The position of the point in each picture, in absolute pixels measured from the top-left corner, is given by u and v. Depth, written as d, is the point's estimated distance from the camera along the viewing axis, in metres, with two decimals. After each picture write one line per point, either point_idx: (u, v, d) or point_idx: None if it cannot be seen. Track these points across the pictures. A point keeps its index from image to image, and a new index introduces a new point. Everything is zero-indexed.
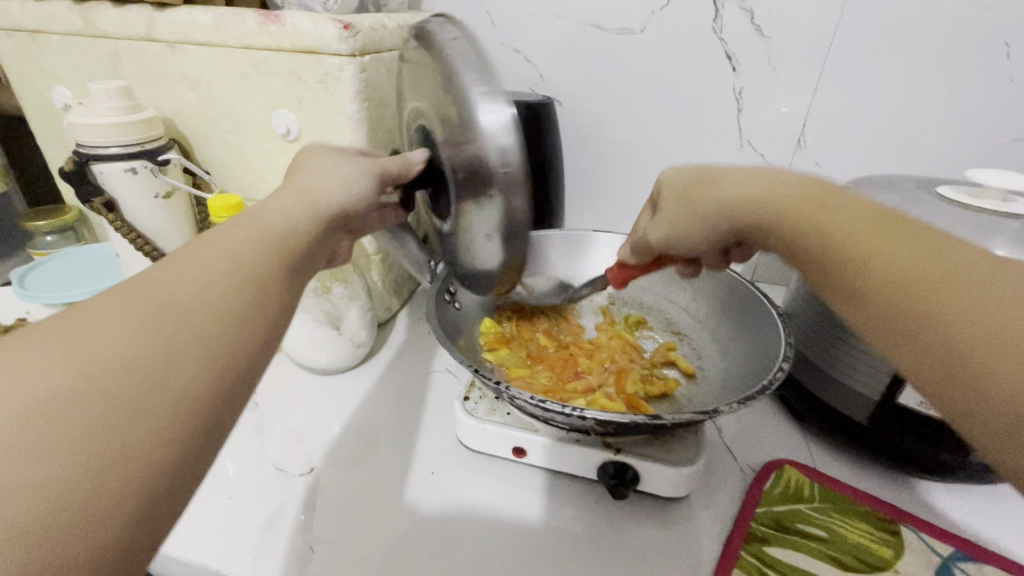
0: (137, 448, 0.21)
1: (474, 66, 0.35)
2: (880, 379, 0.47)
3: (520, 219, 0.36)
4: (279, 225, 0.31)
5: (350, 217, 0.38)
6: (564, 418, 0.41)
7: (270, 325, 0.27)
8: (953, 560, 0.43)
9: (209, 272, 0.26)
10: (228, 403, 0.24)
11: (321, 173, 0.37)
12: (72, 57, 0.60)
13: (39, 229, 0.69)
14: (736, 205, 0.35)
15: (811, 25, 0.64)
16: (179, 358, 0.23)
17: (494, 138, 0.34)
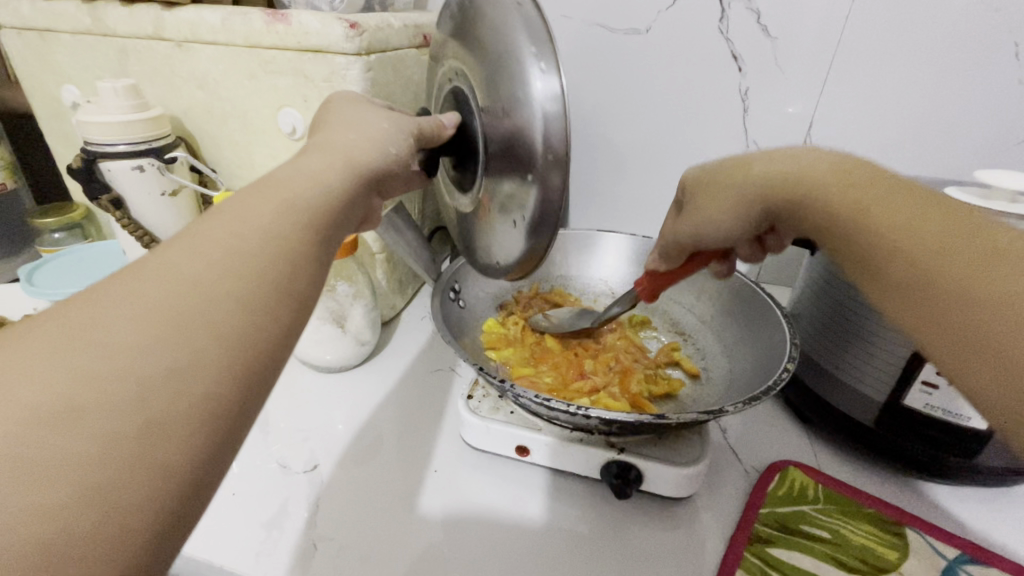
0: (150, 450, 0.19)
1: (536, 38, 0.35)
2: (887, 380, 0.47)
3: (554, 200, 0.37)
4: (307, 191, 0.28)
5: (384, 180, 0.35)
6: (568, 417, 0.41)
7: (291, 311, 0.24)
8: (959, 563, 0.43)
9: (228, 253, 0.23)
10: (256, 398, 0.23)
11: (354, 130, 0.35)
12: (81, 56, 0.60)
13: (47, 226, 0.69)
14: (771, 185, 0.36)
15: (818, 25, 0.64)
16: (200, 355, 0.21)
17: (544, 115, 0.35)
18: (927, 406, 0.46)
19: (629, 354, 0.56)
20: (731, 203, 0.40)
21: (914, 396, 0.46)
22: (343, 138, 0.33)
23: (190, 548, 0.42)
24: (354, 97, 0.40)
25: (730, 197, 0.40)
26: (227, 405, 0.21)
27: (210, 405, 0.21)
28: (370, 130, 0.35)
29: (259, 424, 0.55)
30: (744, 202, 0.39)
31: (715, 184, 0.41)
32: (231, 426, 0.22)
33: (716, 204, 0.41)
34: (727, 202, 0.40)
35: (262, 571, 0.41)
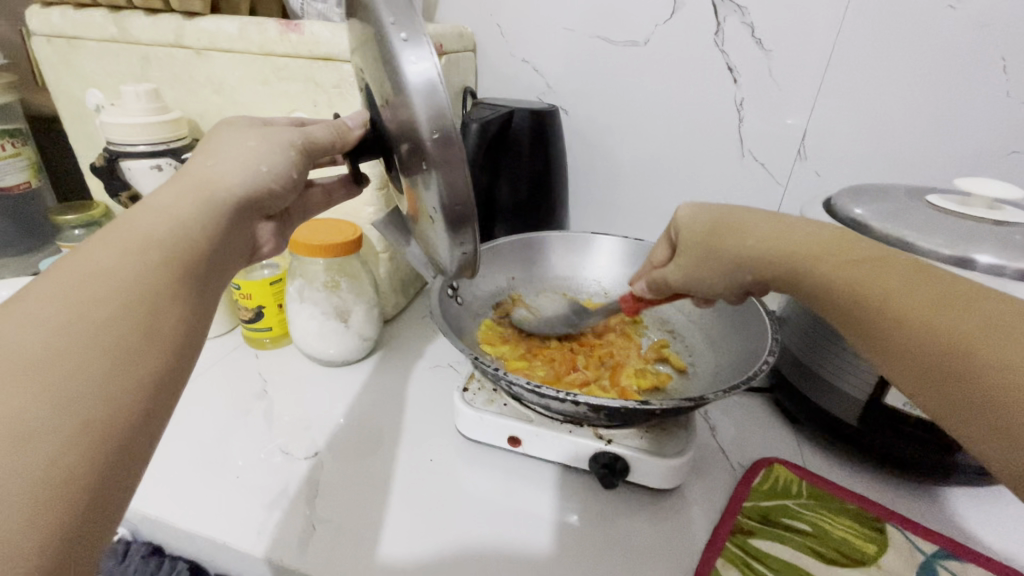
0: (64, 459, 0.22)
1: (402, 14, 0.33)
2: (868, 377, 0.49)
3: (461, 190, 0.35)
4: (164, 227, 0.29)
5: (261, 200, 0.38)
6: (558, 404, 0.43)
7: (189, 319, 0.28)
8: (936, 558, 0.44)
9: (71, 309, 0.24)
10: (140, 427, 0.25)
11: (222, 157, 0.37)
12: (105, 62, 0.64)
13: (68, 222, 0.72)
14: (767, 253, 0.38)
15: (810, 39, 0.66)
16: (44, 416, 0.22)
17: (427, 98, 0.33)
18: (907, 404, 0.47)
19: (620, 351, 0.58)
20: (728, 261, 0.40)
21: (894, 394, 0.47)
22: (203, 169, 0.36)
23: (197, 525, 0.44)
24: (239, 121, 0.43)
25: (724, 264, 0.40)
26: (90, 457, 0.22)
27: (65, 463, 0.22)
28: (241, 154, 0.38)
29: (263, 414, 0.57)
30: (737, 269, 0.40)
31: (700, 251, 0.42)
32: (114, 461, 0.23)
33: (709, 268, 0.42)
34: (722, 269, 0.41)
35: (264, 548, 0.43)
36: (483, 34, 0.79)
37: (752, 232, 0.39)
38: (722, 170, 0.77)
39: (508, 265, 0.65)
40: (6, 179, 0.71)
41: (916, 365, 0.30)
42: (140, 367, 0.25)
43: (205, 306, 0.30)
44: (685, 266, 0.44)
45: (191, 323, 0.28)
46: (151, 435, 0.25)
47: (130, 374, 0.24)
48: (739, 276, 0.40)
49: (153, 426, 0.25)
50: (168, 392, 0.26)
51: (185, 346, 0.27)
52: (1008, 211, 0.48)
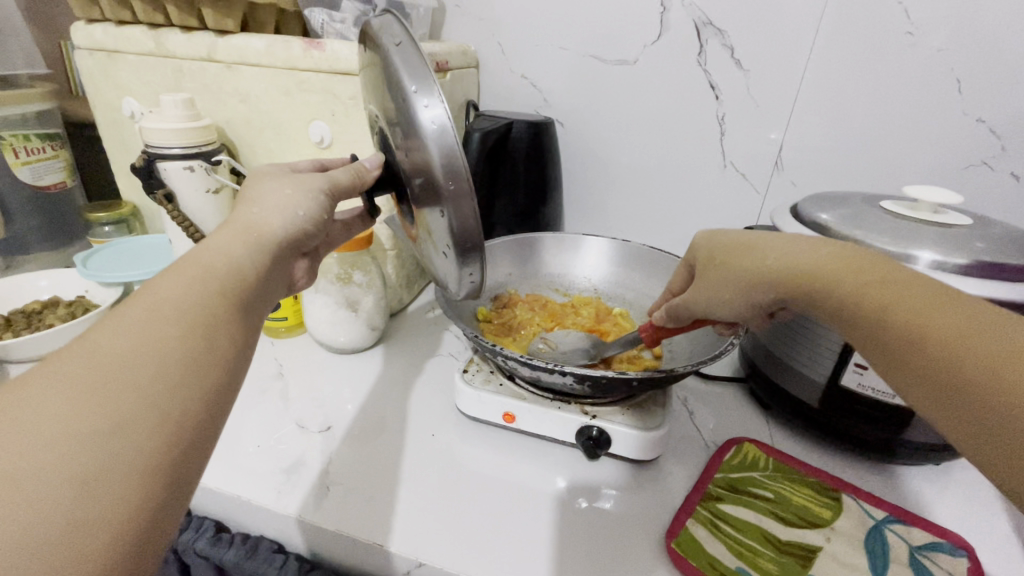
0: (145, 455, 0.25)
1: (416, 70, 0.38)
2: (827, 367, 0.54)
3: (471, 222, 0.40)
4: (222, 261, 0.34)
5: (297, 242, 0.41)
6: (548, 376, 0.49)
7: (244, 338, 0.32)
8: (885, 523, 0.49)
9: (153, 324, 0.28)
10: (206, 431, 0.28)
11: (264, 203, 0.40)
12: (142, 73, 0.70)
13: (99, 219, 0.78)
14: (782, 271, 0.39)
15: (784, 60, 0.73)
16: (134, 411, 0.25)
17: (438, 139, 0.37)
18: (861, 386, 0.52)
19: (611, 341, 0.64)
20: (742, 282, 0.42)
21: (847, 376, 0.53)
22: (246, 216, 0.39)
23: (223, 485, 0.50)
24: (271, 168, 0.46)
25: (734, 283, 0.43)
26: (164, 455, 0.26)
27: (146, 457, 0.25)
28: (280, 201, 0.41)
29: (280, 393, 0.63)
30: (746, 286, 0.41)
31: (714, 272, 0.45)
32: (184, 460, 0.27)
33: (721, 287, 0.44)
34: (730, 285, 0.43)
35: (283, 506, 0.48)
36: (486, 52, 0.86)
37: (766, 249, 0.41)
38: (705, 179, 0.83)
39: (505, 261, 0.71)
40: (45, 178, 0.77)
41: (915, 375, 0.31)
42: (208, 375, 0.29)
43: (254, 328, 0.34)
44: (701, 285, 0.46)
45: (244, 340, 0.32)
46: (214, 435, 0.29)
47: (200, 380, 0.28)
48: (750, 294, 0.41)
49: (215, 428, 0.29)
50: (228, 398, 0.30)
51: (241, 361, 0.31)
52: (950, 216, 0.54)
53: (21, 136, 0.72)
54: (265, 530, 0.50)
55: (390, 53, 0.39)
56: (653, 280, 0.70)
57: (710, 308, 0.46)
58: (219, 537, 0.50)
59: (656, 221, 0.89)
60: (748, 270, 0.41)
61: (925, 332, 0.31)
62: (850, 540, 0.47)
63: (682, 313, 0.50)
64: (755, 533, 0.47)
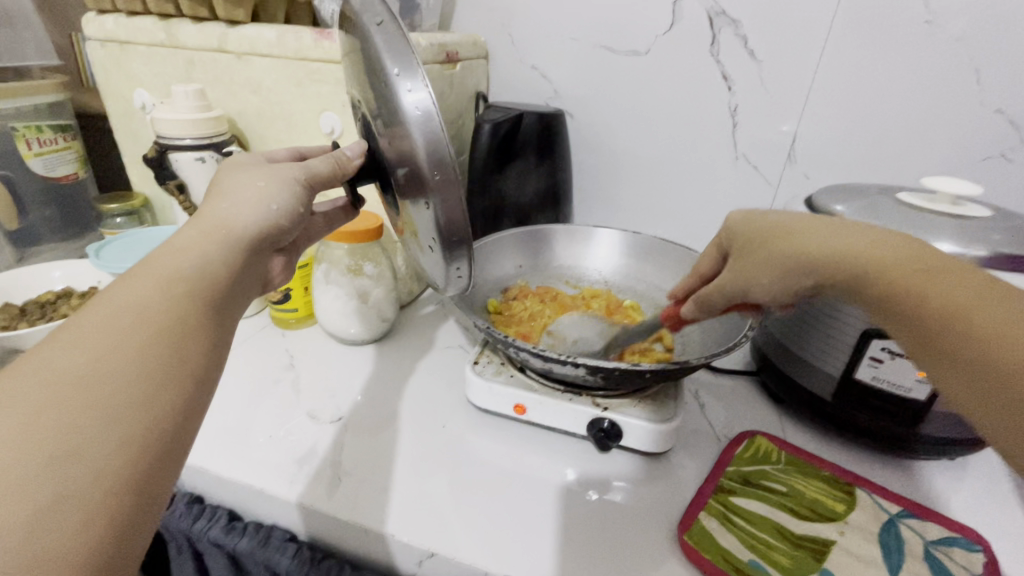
0: (105, 473, 0.25)
1: (401, 54, 0.37)
2: (842, 358, 0.54)
3: (457, 214, 0.40)
4: (190, 263, 0.33)
5: (271, 237, 0.39)
6: (560, 368, 0.48)
7: (213, 342, 0.31)
8: (900, 517, 0.49)
9: (112, 336, 0.28)
10: (174, 441, 0.28)
11: (233, 198, 0.39)
12: (153, 64, 0.70)
13: (111, 211, 0.79)
14: (830, 260, 0.37)
15: (799, 50, 0.71)
16: (94, 428, 0.25)
17: (423, 128, 0.37)
18: (875, 378, 0.52)
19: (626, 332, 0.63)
20: (784, 268, 0.39)
21: (862, 369, 0.52)
22: (217, 212, 0.38)
23: (236, 474, 0.50)
24: (243, 160, 0.45)
25: (778, 265, 0.40)
26: (127, 471, 0.25)
27: (107, 475, 0.25)
28: (253, 194, 0.39)
29: (292, 384, 0.63)
30: (789, 267, 0.39)
31: (755, 253, 0.42)
32: (150, 473, 0.26)
33: (764, 267, 0.41)
34: (774, 267, 0.40)
35: (296, 495, 0.48)
36: (496, 43, 0.85)
37: (807, 234, 0.39)
38: (717, 171, 0.82)
39: (516, 253, 0.70)
40: (57, 170, 0.77)
41: (972, 380, 0.30)
42: (173, 385, 0.28)
43: (226, 331, 0.33)
44: (740, 268, 0.43)
45: (214, 345, 0.31)
46: (186, 446, 0.29)
47: (166, 391, 0.28)
48: (793, 279, 0.39)
49: (187, 437, 0.29)
50: (199, 406, 0.30)
51: (211, 366, 0.31)
52: (969, 207, 0.53)
53: (34, 127, 0.73)
54: (277, 519, 0.50)
55: (371, 34, 0.38)
56: (665, 274, 0.69)
57: (749, 292, 0.43)
58: (233, 525, 0.51)
59: (667, 214, 0.89)
60: (789, 253, 0.39)
61: (948, 310, 0.31)
62: (863, 533, 0.47)
63: (713, 302, 0.47)
64: (768, 526, 0.47)
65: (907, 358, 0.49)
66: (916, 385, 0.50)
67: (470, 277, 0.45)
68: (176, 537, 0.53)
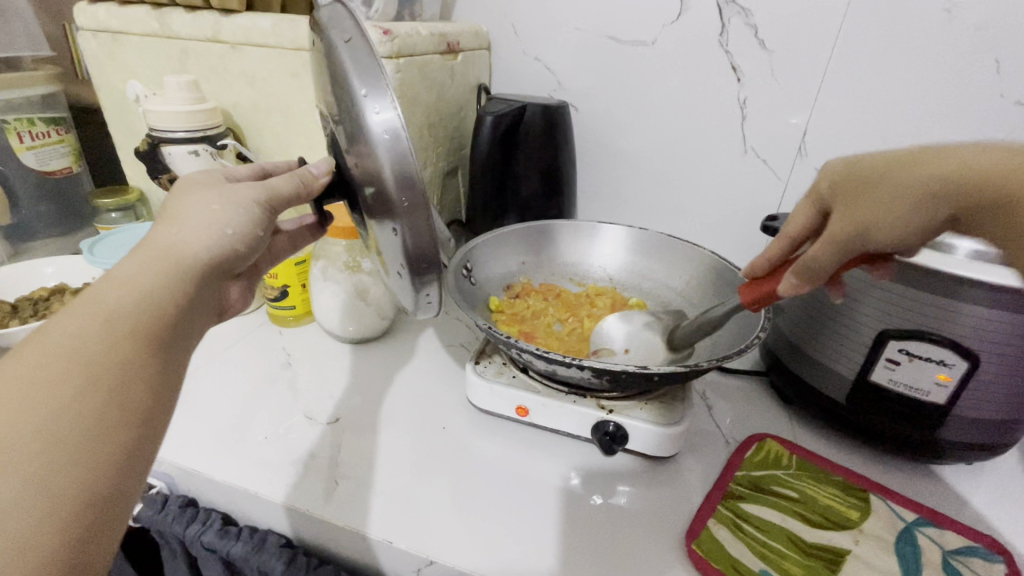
0: (44, 531, 0.25)
1: (368, 73, 0.35)
2: (855, 362, 0.52)
3: (426, 237, 0.38)
4: (133, 298, 0.32)
5: (225, 263, 0.38)
6: (564, 370, 0.47)
7: (160, 381, 0.31)
8: (916, 525, 0.47)
9: (38, 392, 0.27)
10: (117, 488, 0.28)
11: (185, 222, 0.37)
12: (147, 55, 0.68)
13: (105, 206, 0.77)
14: (977, 182, 0.32)
15: (811, 39, 0.69)
16: (17, 498, 0.25)
17: (391, 148, 0.35)
18: (892, 382, 0.50)
19: None
20: (918, 196, 0.35)
21: (877, 371, 0.50)
22: (167, 237, 0.36)
23: (230, 478, 0.49)
24: (200, 176, 0.43)
25: (904, 196, 0.35)
26: (66, 526, 0.26)
27: (46, 532, 0.25)
28: (205, 217, 0.38)
29: (289, 383, 0.61)
30: (924, 198, 0.35)
31: (864, 197, 0.38)
32: (92, 523, 0.27)
33: (888, 206, 0.36)
34: (902, 198, 0.36)
35: (290, 500, 0.47)
36: (499, 33, 0.83)
37: (938, 160, 0.34)
38: (725, 165, 0.80)
39: (519, 249, 0.69)
40: (51, 164, 0.76)
41: None
42: (106, 442, 0.28)
43: (172, 372, 0.32)
44: (849, 212, 0.39)
45: (156, 391, 0.31)
46: (124, 499, 0.29)
47: (99, 449, 0.28)
48: (931, 210, 0.35)
49: (124, 490, 0.29)
50: (139, 456, 0.30)
51: (151, 413, 0.30)
52: None
53: (26, 120, 0.71)
54: (272, 524, 0.48)
55: (338, 50, 0.36)
56: (672, 271, 0.68)
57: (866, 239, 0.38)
58: (226, 530, 0.49)
59: (674, 210, 0.86)
60: (920, 181, 0.35)
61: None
62: (878, 542, 0.45)
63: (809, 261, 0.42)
64: (779, 534, 0.45)
65: (926, 360, 0.47)
66: (935, 389, 0.48)
67: (440, 302, 0.43)
68: (170, 541, 0.52)
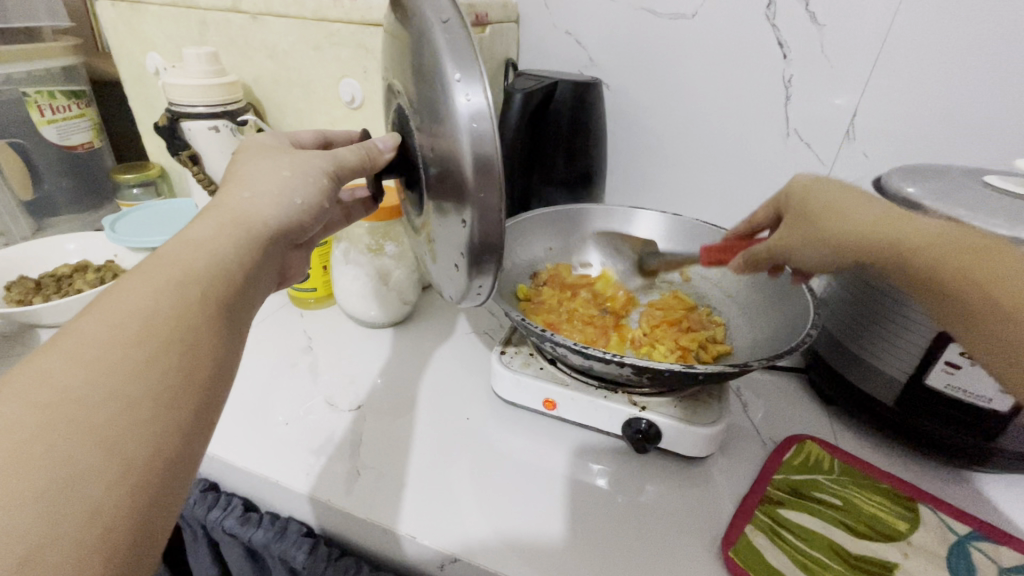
0: (109, 502, 0.23)
1: (462, 55, 0.32)
2: (910, 362, 0.48)
3: (494, 227, 0.35)
4: (203, 261, 0.30)
5: (292, 233, 0.36)
6: (602, 366, 0.45)
7: (224, 350, 0.29)
8: (969, 539, 0.44)
9: (111, 353, 0.25)
10: (182, 462, 0.26)
11: (254, 187, 0.36)
12: (165, 26, 0.66)
13: (127, 181, 0.76)
14: (864, 242, 0.39)
15: (868, 11, 0.63)
16: (88, 457, 0.23)
17: (472, 132, 0.32)
18: (950, 387, 0.46)
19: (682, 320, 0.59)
20: (827, 251, 0.42)
21: (934, 376, 0.47)
22: (235, 202, 0.35)
23: (249, 464, 0.48)
24: (268, 141, 0.41)
25: (824, 243, 0.42)
26: (131, 499, 0.23)
27: (111, 504, 0.23)
28: (273, 184, 0.36)
29: (310, 367, 0.60)
30: (837, 250, 0.41)
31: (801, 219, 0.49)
32: (155, 500, 0.24)
33: (811, 243, 0.43)
34: (821, 244, 0.42)
35: (309, 489, 0.46)
36: (529, 4, 0.79)
37: (848, 214, 0.40)
38: (766, 149, 0.75)
39: (546, 235, 0.66)
40: (72, 138, 0.76)
41: (972, 324, 0.34)
42: (177, 408, 0.26)
43: (238, 338, 0.30)
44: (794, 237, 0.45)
45: (223, 359, 0.29)
46: (191, 469, 0.27)
47: (170, 412, 0.25)
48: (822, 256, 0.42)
49: (192, 458, 0.26)
50: (205, 426, 0.27)
51: (218, 380, 0.28)
52: None
53: (46, 93, 0.71)
54: (293, 512, 0.48)
55: (433, 30, 0.33)
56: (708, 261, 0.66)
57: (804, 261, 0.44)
58: (247, 517, 0.49)
59: (706, 194, 0.82)
60: (840, 235, 0.40)
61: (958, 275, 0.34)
62: (928, 556, 0.42)
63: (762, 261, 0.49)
64: (822, 543, 0.43)
65: None
66: (997, 396, 0.44)
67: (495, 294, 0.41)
68: (192, 523, 0.52)
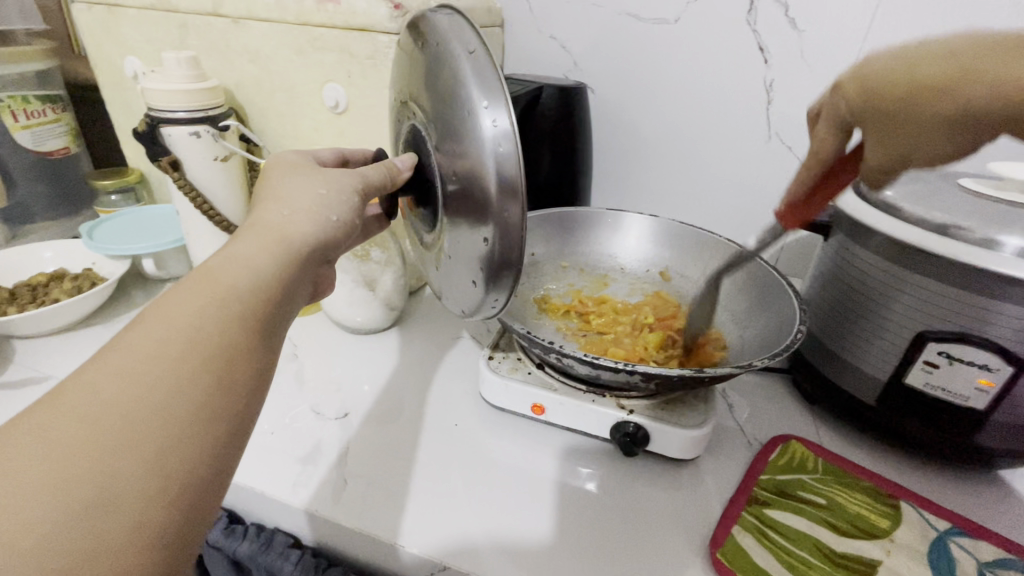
0: (147, 519, 0.23)
1: (489, 84, 0.33)
2: (891, 361, 0.49)
3: (513, 244, 0.35)
4: (245, 280, 0.29)
5: (329, 247, 0.36)
6: (611, 375, 0.45)
7: (261, 371, 0.28)
8: (949, 535, 0.45)
9: (157, 371, 0.25)
10: (215, 483, 0.25)
11: (290, 202, 0.35)
12: (144, 30, 0.65)
13: (104, 188, 0.75)
14: None
15: (845, 15, 0.64)
16: (129, 473, 0.23)
17: (495, 153, 0.33)
18: (928, 385, 0.47)
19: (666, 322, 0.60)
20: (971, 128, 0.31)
21: (915, 374, 0.47)
22: (271, 217, 0.34)
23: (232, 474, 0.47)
24: (297, 159, 0.41)
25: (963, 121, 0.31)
26: (166, 518, 0.23)
27: (147, 522, 0.23)
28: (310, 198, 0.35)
29: (295, 375, 0.60)
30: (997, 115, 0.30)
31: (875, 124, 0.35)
32: (188, 519, 0.24)
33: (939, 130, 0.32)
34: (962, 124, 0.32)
35: (295, 499, 0.45)
36: (513, 8, 0.79)
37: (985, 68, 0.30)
38: (748, 151, 0.76)
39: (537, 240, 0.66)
40: (47, 143, 0.74)
41: None
42: (216, 431, 0.25)
43: (273, 358, 0.30)
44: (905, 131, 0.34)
45: (259, 380, 0.28)
46: (222, 489, 0.26)
47: (209, 435, 0.25)
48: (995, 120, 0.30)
49: (226, 474, 0.26)
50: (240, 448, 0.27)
51: (254, 402, 0.28)
52: None
53: (19, 98, 0.69)
54: (279, 523, 0.47)
55: (459, 60, 0.33)
56: (687, 260, 0.66)
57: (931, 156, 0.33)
58: (232, 529, 0.49)
59: (691, 197, 0.83)
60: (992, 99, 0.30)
61: None
62: (910, 553, 0.43)
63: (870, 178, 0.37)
64: (806, 543, 0.43)
65: (966, 364, 0.44)
66: (974, 394, 0.45)
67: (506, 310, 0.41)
68: None
